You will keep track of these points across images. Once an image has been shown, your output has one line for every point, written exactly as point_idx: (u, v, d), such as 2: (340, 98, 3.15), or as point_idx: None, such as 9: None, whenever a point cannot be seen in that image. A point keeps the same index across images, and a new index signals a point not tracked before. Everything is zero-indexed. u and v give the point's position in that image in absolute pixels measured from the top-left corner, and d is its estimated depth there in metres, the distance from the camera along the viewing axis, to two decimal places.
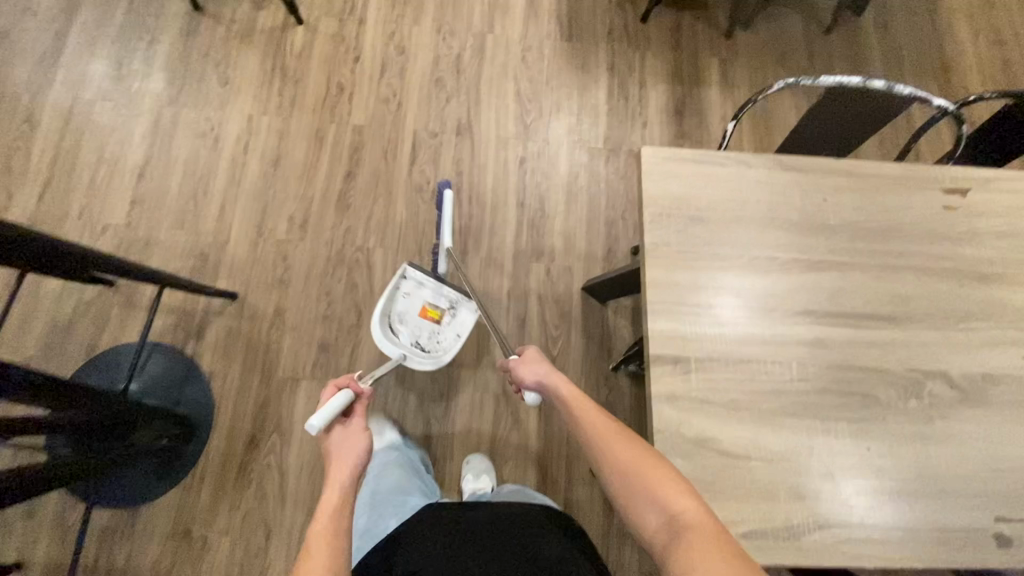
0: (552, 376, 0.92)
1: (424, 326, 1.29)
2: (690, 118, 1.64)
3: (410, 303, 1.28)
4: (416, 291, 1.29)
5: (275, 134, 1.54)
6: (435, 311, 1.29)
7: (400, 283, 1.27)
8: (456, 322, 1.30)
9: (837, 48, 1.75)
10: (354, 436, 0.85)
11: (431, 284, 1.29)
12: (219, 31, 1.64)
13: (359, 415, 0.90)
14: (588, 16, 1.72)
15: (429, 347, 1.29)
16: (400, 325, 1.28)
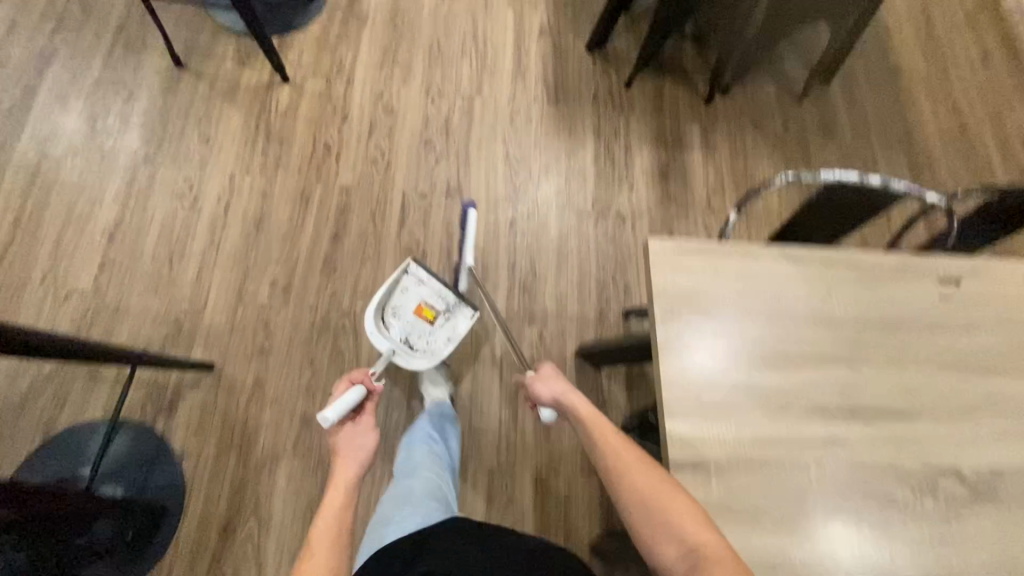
0: (570, 395, 0.91)
1: (418, 324, 1.29)
2: (674, 181, 1.67)
3: (408, 298, 1.29)
4: (416, 288, 1.30)
5: (258, 194, 1.50)
6: (431, 311, 1.29)
7: (401, 277, 1.29)
8: (450, 326, 1.29)
9: (809, 115, 1.83)
10: (362, 433, 0.90)
11: (432, 284, 1.30)
12: (202, 88, 1.60)
13: (369, 413, 0.95)
14: (574, 81, 1.77)
15: (420, 345, 1.28)
16: (394, 320, 1.28)
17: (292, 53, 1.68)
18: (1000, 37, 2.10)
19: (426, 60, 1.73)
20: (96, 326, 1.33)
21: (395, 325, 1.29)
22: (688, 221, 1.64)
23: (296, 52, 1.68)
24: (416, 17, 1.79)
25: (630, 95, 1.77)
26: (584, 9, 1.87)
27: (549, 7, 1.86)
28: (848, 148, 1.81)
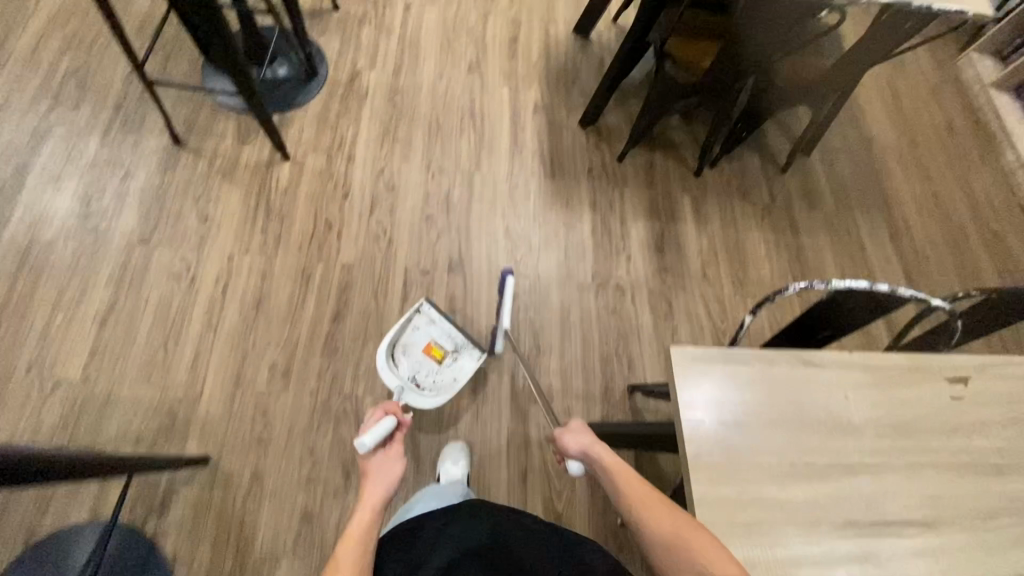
0: (597, 445, 0.96)
1: (425, 363, 1.40)
2: (670, 252, 1.71)
3: (418, 337, 1.41)
4: (427, 328, 1.42)
5: (257, 273, 1.48)
6: (439, 350, 1.41)
7: (414, 316, 1.41)
8: (456, 366, 1.40)
9: (793, 185, 1.91)
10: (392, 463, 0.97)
11: (442, 325, 1.42)
12: (201, 166, 1.60)
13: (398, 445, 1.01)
14: (569, 156, 1.82)
15: (426, 383, 1.37)
16: (403, 357, 1.38)
17: (293, 130, 1.70)
18: (961, 111, 2.24)
19: (425, 137, 1.77)
20: (84, 418, 1.27)
21: (405, 362, 1.39)
22: (686, 292, 1.66)
23: (297, 128, 1.70)
24: (415, 94, 1.84)
25: (623, 169, 1.83)
26: (576, 87, 1.96)
27: (542, 84, 1.94)
28: (833, 217, 1.88)
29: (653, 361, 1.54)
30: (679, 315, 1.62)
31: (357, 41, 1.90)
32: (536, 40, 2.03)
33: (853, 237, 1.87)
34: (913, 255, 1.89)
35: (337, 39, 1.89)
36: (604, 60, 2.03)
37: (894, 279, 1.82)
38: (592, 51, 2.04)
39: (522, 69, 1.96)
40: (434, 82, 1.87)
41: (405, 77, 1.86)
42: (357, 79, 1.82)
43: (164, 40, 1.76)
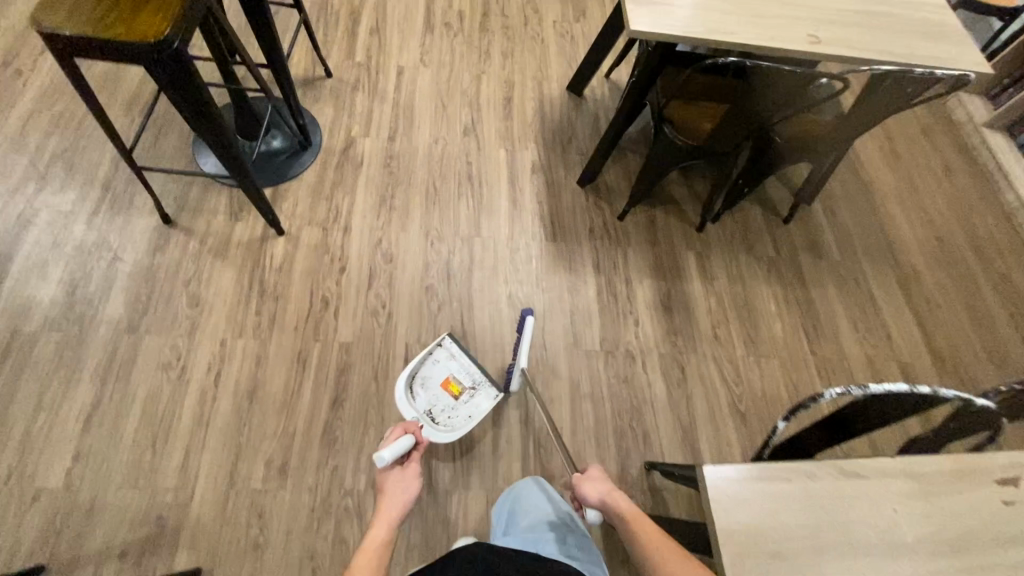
0: (613, 492, 0.99)
1: (442, 398, 1.40)
2: (678, 313, 1.66)
3: (437, 371, 1.41)
4: (447, 362, 1.43)
5: (251, 359, 1.41)
6: (457, 386, 1.41)
7: (435, 350, 1.43)
8: (472, 403, 1.40)
9: (797, 235, 1.87)
10: (409, 479, 1.05)
11: (462, 361, 1.44)
12: (192, 245, 1.55)
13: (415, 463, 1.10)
14: (569, 216, 1.79)
15: (441, 418, 1.37)
16: (421, 389, 1.39)
17: (287, 203, 1.66)
18: (956, 152, 2.24)
19: (423, 203, 1.73)
20: (67, 532, 1.18)
21: (422, 395, 1.40)
22: (698, 354, 1.59)
23: (291, 201, 1.66)
24: (411, 160, 1.81)
25: (624, 227, 1.79)
26: (573, 145, 1.95)
27: (539, 143, 1.93)
28: (840, 266, 1.84)
29: (669, 433, 1.48)
30: (693, 380, 1.55)
31: (351, 108, 1.88)
32: (531, 99, 2.03)
33: (862, 287, 1.82)
34: (924, 302, 1.83)
35: (330, 107, 1.87)
36: (599, 117, 2.03)
37: (909, 329, 1.77)
38: (586, 108, 2.04)
39: (517, 128, 1.94)
40: (430, 146, 1.85)
41: (401, 142, 1.84)
42: (351, 147, 1.80)
43: (154, 119, 1.73)
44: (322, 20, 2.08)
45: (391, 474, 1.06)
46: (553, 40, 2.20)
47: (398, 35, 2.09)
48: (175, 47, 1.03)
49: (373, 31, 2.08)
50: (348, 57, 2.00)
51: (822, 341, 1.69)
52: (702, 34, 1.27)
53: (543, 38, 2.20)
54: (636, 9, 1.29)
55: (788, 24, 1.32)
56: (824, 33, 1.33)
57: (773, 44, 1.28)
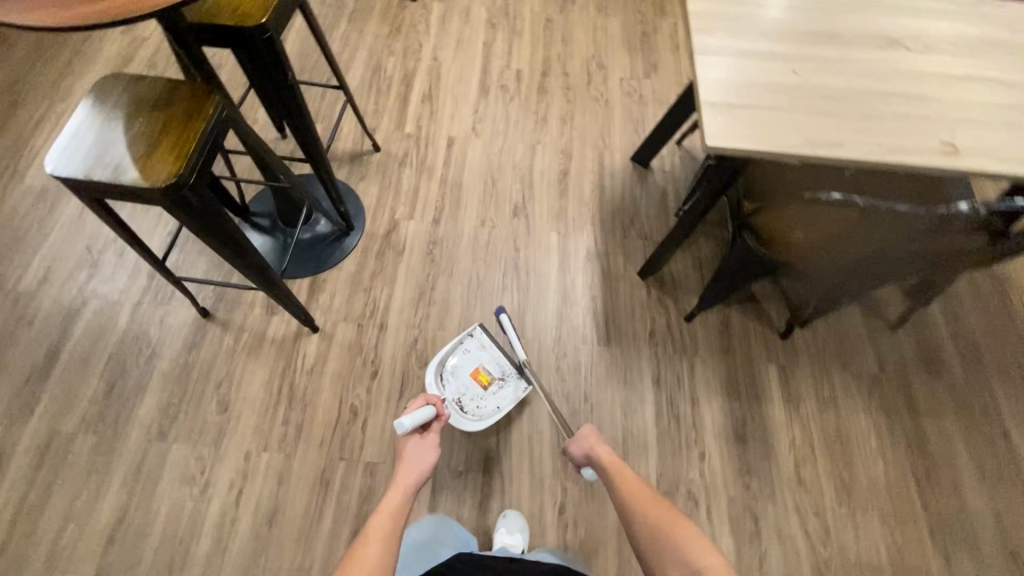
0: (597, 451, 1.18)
1: (472, 386, 1.42)
2: (755, 446, 1.41)
3: (467, 360, 1.44)
4: (477, 352, 1.44)
5: (274, 477, 1.33)
6: (486, 376, 1.43)
7: (466, 339, 1.45)
8: (500, 395, 1.42)
9: (907, 346, 1.55)
10: (425, 447, 1.15)
11: (492, 351, 1.46)
12: (227, 340, 1.50)
13: (433, 433, 1.18)
14: (627, 314, 1.58)
15: (469, 407, 1.40)
16: (451, 377, 1.42)
17: (323, 294, 1.57)
18: None
19: (465, 297, 1.60)
20: None
21: (451, 383, 1.42)
22: (774, 502, 1.35)
23: (328, 293, 1.57)
24: (455, 245, 1.69)
25: (691, 330, 1.56)
26: (634, 227, 1.74)
27: (596, 225, 1.74)
28: (961, 390, 1.50)
29: None
30: (767, 535, 1.31)
31: (397, 186, 1.79)
32: (590, 171, 1.84)
33: (993, 420, 1.47)
34: None
35: (376, 185, 1.78)
36: (667, 193, 1.81)
37: None
38: (653, 182, 1.83)
39: (573, 208, 1.77)
40: (476, 229, 1.72)
41: (446, 225, 1.72)
42: (394, 231, 1.70)
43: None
44: (374, 85, 2.00)
45: (410, 441, 1.14)
46: (618, 101, 2.00)
47: (451, 101, 1.98)
48: (190, 185, 0.97)
49: (425, 97, 1.98)
50: (398, 127, 1.91)
51: (937, 491, 1.38)
52: (801, 147, 1.03)
53: (607, 98, 2.01)
54: (717, 113, 1.06)
55: (910, 130, 1.06)
56: (960, 139, 1.06)
57: (893, 159, 1.03)
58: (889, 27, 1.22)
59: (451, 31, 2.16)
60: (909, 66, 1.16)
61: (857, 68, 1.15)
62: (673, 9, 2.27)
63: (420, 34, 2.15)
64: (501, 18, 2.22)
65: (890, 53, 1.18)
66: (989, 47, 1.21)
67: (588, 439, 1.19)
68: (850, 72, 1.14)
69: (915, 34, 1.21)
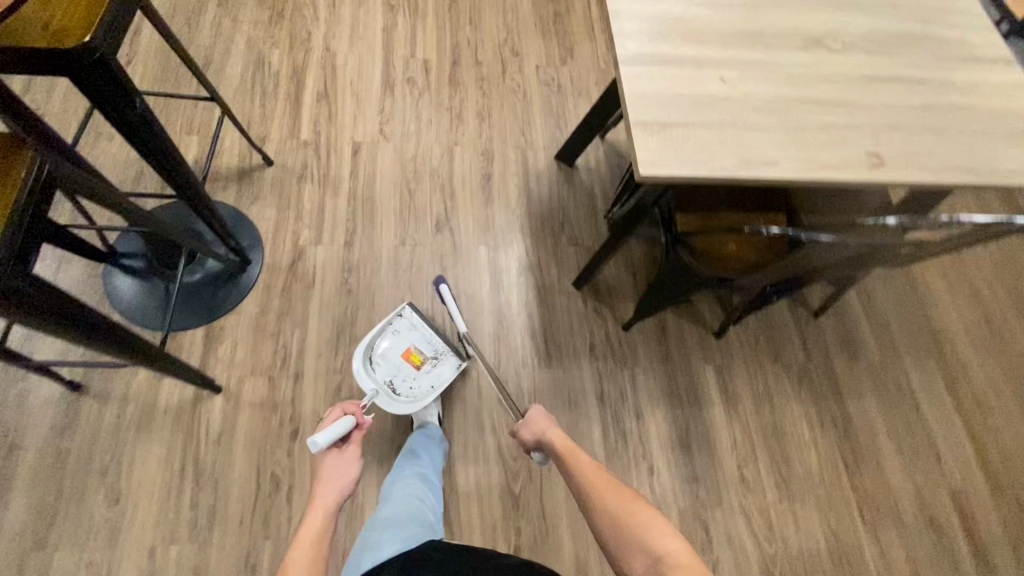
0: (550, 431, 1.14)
1: (404, 368, 1.33)
2: (700, 452, 1.42)
3: (398, 342, 1.33)
4: (408, 332, 1.35)
5: (189, 572, 1.16)
6: (419, 356, 1.34)
7: (394, 320, 1.34)
8: (434, 374, 1.34)
9: (829, 332, 1.60)
10: (344, 462, 1.04)
11: (424, 330, 1.36)
12: (108, 415, 1.26)
13: (354, 445, 1.07)
14: (565, 331, 1.51)
15: (402, 390, 1.31)
16: (380, 360, 1.32)
17: (224, 345, 1.37)
18: None
19: None
20: None
21: (381, 366, 1.32)
22: (722, 507, 1.37)
23: (229, 344, 1.37)
24: (373, 270, 1.52)
25: (631, 339, 1.52)
26: (565, 233, 1.65)
27: (525, 234, 1.64)
28: (878, 370, 1.58)
29: None
30: (717, 542, 1.34)
31: (298, 206, 1.56)
32: (513, 174, 1.72)
33: (905, 394, 1.57)
34: (975, 405, 1.58)
35: (273, 206, 1.55)
36: (594, 192, 1.73)
37: (958, 442, 1.53)
38: (579, 180, 1.74)
39: (499, 218, 1.65)
40: (395, 249, 1.55)
41: (361, 248, 1.54)
42: (300, 260, 1.49)
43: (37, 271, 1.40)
44: (258, 84, 1.73)
45: (329, 456, 1.03)
46: (536, 93, 1.88)
47: (351, 99, 1.75)
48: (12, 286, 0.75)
49: (321, 96, 1.74)
50: (292, 135, 1.66)
51: (862, 471, 1.47)
52: (736, 169, 0.96)
53: (524, 89, 1.87)
54: (648, 134, 0.97)
55: (837, 140, 1.03)
56: (883, 147, 1.04)
57: (824, 174, 0.99)
58: (808, 23, 1.18)
59: (344, 16, 1.90)
60: (830, 67, 1.12)
61: (783, 72, 1.09)
62: None
63: (307, 19, 1.87)
64: None
65: (812, 53, 1.13)
66: (901, 42, 1.20)
67: (538, 421, 1.15)
68: (776, 77, 1.08)
69: (833, 30, 1.18)
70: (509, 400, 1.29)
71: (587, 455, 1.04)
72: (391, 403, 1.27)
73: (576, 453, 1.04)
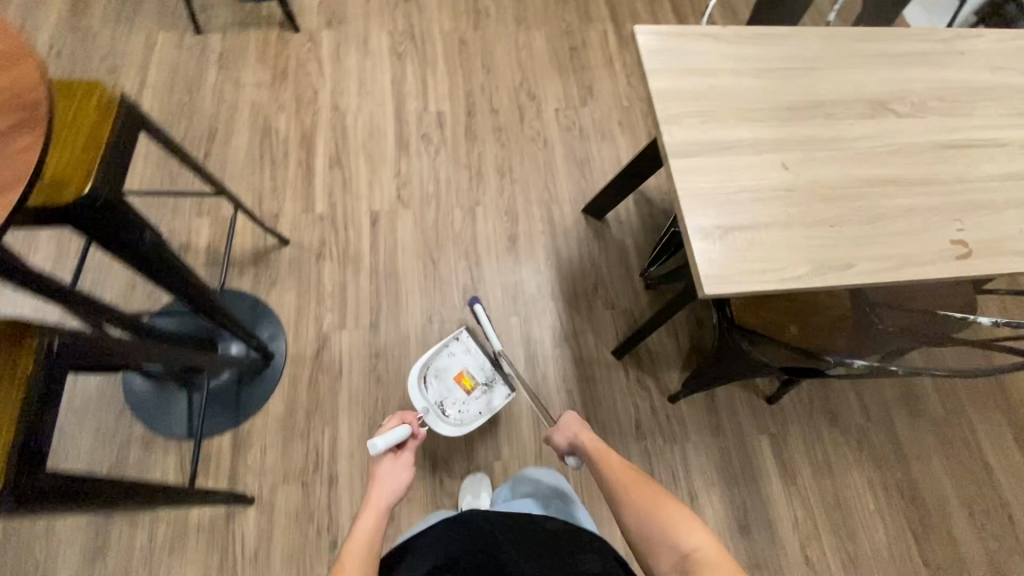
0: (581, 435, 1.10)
1: (456, 391, 1.34)
2: (759, 533, 1.35)
3: (452, 363, 1.35)
4: (462, 355, 1.36)
5: None
6: (470, 381, 1.35)
7: (451, 342, 1.36)
8: (483, 400, 1.34)
9: (887, 386, 1.51)
10: (400, 471, 1.00)
11: (478, 354, 1.38)
12: (139, 536, 1.21)
13: (408, 454, 1.04)
14: (609, 407, 1.43)
15: (451, 413, 1.32)
16: (434, 380, 1.34)
17: (254, 449, 1.31)
18: None
19: None
20: None
21: (434, 385, 1.34)
22: None
23: (258, 450, 1.30)
24: (402, 353, 1.44)
25: (678, 412, 1.44)
26: (599, 295, 1.56)
27: (558, 300, 1.55)
28: (943, 426, 1.49)
29: None
30: None
31: (319, 288, 1.49)
32: (540, 233, 1.63)
33: (973, 451, 1.47)
34: None
35: (292, 290, 1.47)
36: (627, 248, 1.63)
37: None
38: (610, 236, 1.64)
39: (529, 285, 1.56)
40: (423, 328, 1.48)
41: (388, 330, 1.46)
42: (325, 350, 1.41)
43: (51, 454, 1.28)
44: (267, 153, 1.64)
45: (383, 464, 1.01)
46: (558, 139, 1.78)
47: (365, 163, 1.67)
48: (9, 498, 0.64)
49: (333, 162, 1.65)
50: (307, 208, 1.58)
51: (935, 543, 1.37)
52: (811, 276, 0.86)
53: (545, 137, 1.78)
54: (709, 242, 0.87)
55: (918, 229, 0.93)
56: (970, 233, 0.94)
57: (907, 274, 0.89)
58: (870, 84, 1.06)
59: (351, 69, 1.81)
60: (901, 136, 1.01)
61: (849, 148, 0.98)
62: (599, 14, 2.03)
63: (313, 77, 1.78)
64: (408, 45, 1.89)
65: (879, 122, 1.02)
66: (975, 96, 1.08)
67: (568, 427, 1.11)
68: (843, 157, 0.98)
69: (899, 91, 1.06)
70: (545, 410, 1.26)
71: (617, 456, 1.01)
72: (437, 422, 1.28)
73: (607, 455, 1.02)
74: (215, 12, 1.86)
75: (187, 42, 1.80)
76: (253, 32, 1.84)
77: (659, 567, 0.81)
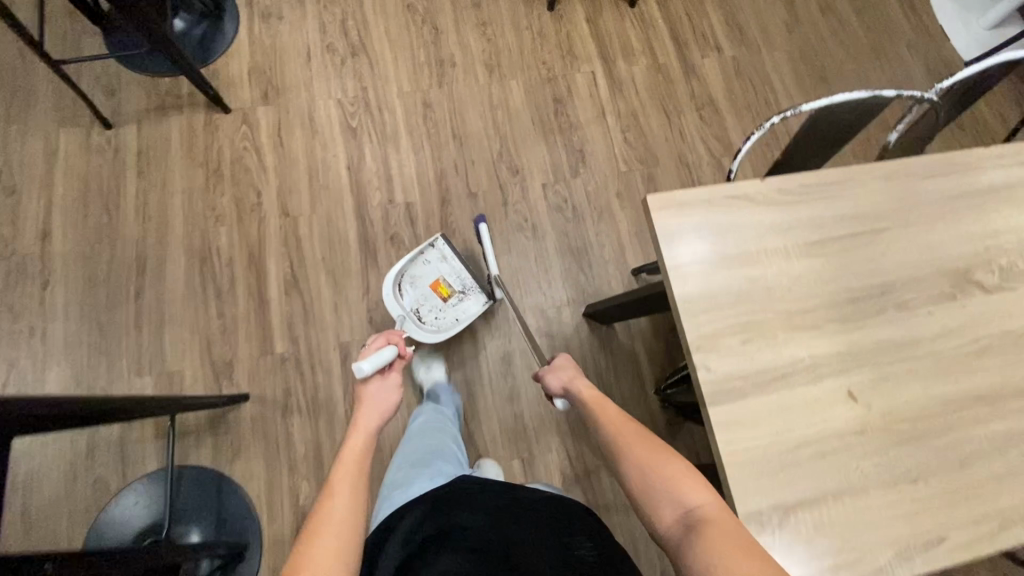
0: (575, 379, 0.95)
1: (431, 298, 1.38)
2: None
3: (428, 271, 1.38)
4: (438, 264, 1.39)
5: None
6: (447, 288, 1.39)
7: (427, 250, 1.37)
8: (460, 307, 1.38)
9: None
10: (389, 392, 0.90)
11: (454, 264, 1.39)
12: None
13: (397, 375, 0.94)
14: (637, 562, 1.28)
15: (427, 318, 1.37)
16: (410, 287, 1.37)
17: None
18: None
19: None
20: None
21: (410, 292, 1.38)
22: None
23: None
24: None
25: None
26: None
27: (564, 431, 1.37)
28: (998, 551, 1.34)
29: None
30: None
31: (289, 450, 1.29)
32: (537, 346, 1.43)
33: None
34: None
35: (259, 458, 1.28)
36: (638, 357, 1.43)
37: None
38: (618, 343, 1.44)
39: (531, 414, 1.38)
40: None
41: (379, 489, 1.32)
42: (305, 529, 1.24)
43: None
44: (211, 284, 1.40)
45: (371, 385, 0.90)
46: (548, 224, 1.53)
47: (327, 281, 1.43)
48: None
49: (289, 284, 1.41)
50: (265, 349, 1.36)
51: None
52: (896, 567, 0.68)
53: (533, 222, 1.53)
54: (768, 533, 0.68)
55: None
56: None
57: (1012, 543, 0.71)
58: (949, 246, 0.84)
59: (298, 157, 1.53)
60: (990, 324, 0.80)
61: (929, 355, 0.78)
62: (585, 50, 1.72)
63: (253, 174, 1.50)
64: (362, 117, 1.59)
65: (964, 305, 0.81)
66: None
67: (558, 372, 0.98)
68: (923, 368, 0.77)
69: (986, 251, 0.84)
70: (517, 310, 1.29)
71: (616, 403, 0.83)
72: (410, 324, 1.33)
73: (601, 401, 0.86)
74: (124, 96, 1.53)
75: (96, 141, 1.49)
76: (173, 119, 1.53)
77: (659, 519, 0.67)
